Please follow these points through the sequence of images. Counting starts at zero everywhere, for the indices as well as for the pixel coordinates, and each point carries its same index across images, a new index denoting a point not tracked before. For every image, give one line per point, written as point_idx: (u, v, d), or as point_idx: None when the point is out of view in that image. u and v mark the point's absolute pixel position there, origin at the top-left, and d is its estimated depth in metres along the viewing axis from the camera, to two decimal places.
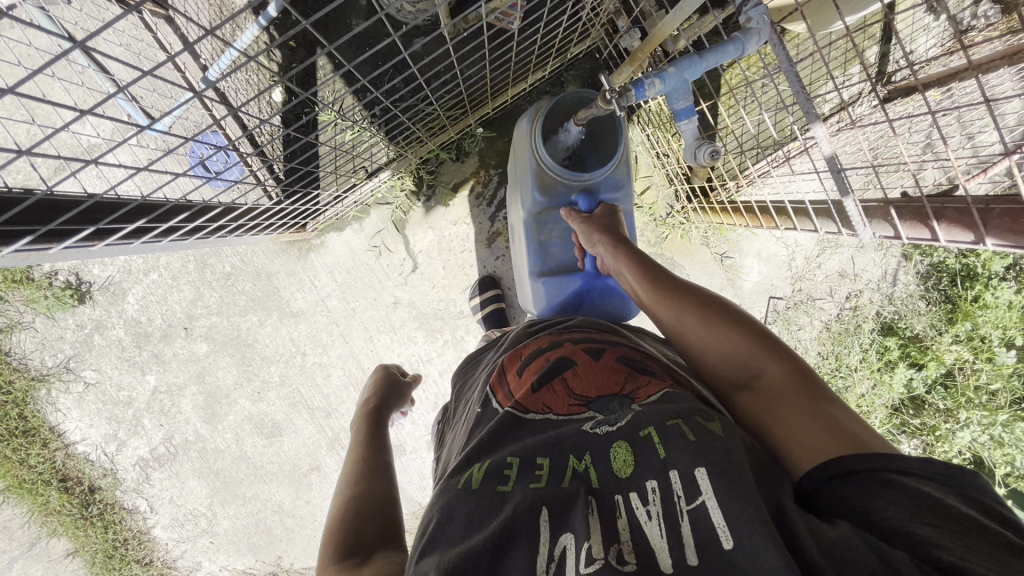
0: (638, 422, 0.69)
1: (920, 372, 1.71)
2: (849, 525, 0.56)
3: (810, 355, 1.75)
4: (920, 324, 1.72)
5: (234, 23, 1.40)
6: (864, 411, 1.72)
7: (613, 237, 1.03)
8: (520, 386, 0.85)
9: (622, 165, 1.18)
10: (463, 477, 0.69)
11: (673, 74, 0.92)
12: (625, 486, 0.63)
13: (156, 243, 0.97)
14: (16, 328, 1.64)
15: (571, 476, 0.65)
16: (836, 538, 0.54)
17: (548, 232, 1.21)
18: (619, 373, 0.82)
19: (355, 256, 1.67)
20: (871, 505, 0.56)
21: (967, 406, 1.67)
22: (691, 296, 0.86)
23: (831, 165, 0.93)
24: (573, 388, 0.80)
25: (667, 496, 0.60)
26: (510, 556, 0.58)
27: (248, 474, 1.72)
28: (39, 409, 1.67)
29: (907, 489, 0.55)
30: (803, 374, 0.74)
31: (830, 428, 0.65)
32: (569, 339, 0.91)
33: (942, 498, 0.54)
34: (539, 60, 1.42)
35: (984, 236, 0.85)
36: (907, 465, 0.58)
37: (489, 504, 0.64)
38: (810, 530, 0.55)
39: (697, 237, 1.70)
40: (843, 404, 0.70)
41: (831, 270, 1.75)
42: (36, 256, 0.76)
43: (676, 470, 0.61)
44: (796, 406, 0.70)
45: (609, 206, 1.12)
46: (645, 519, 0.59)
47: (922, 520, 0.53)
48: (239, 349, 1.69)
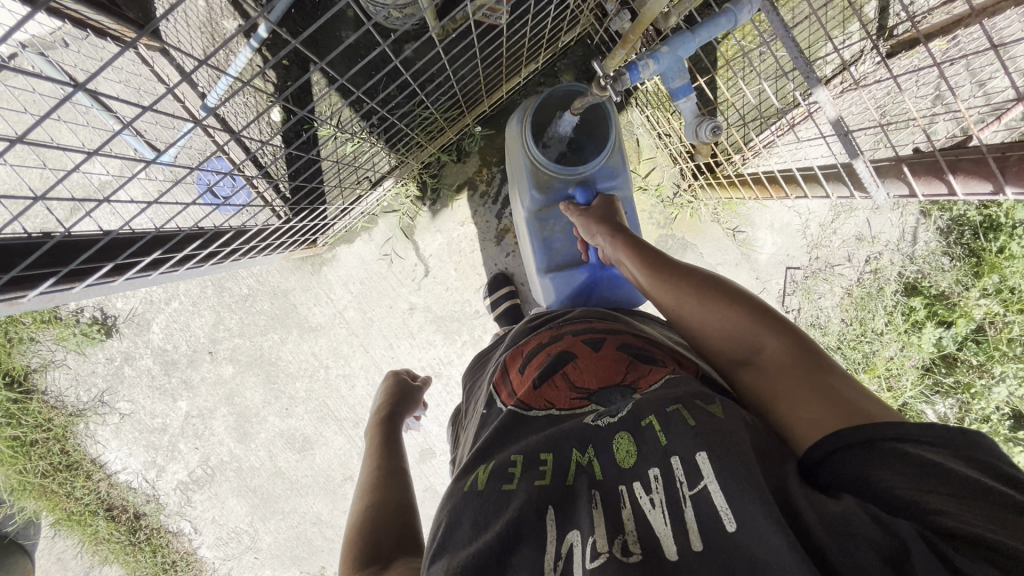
0: (640, 411, 0.69)
1: (949, 331, 1.67)
2: (854, 498, 0.55)
3: (834, 323, 1.72)
4: (946, 281, 1.68)
5: (226, 48, 1.43)
6: (895, 374, 1.69)
7: (609, 228, 1.02)
8: (522, 382, 0.85)
9: (616, 153, 1.17)
10: (470, 480, 0.70)
11: (667, 54, 0.91)
12: (628, 476, 0.64)
13: (174, 273, 0.98)
14: (50, 367, 1.70)
15: (575, 471, 0.66)
16: (839, 511, 0.53)
17: (551, 227, 1.22)
18: (621, 363, 0.82)
19: (367, 266, 1.69)
20: (873, 476, 0.55)
21: (1002, 360, 1.63)
22: (689, 275, 0.85)
23: (837, 128, 0.90)
24: (575, 381, 0.81)
25: (670, 482, 0.60)
26: (518, 553, 0.58)
27: (284, 489, 1.76)
28: (79, 442, 1.72)
29: (908, 455, 0.55)
30: (802, 346, 0.73)
31: (832, 400, 0.65)
32: (569, 332, 0.92)
33: (946, 464, 0.53)
34: (530, 53, 1.42)
35: (1003, 185, 0.82)
36: (910, 432, 0.57)
37: (494, 503, 0.64)
38: (812, 505, 0.55)
39: (707, 214, 1.69)
40: (845, 373, 0.69)
41: (847, 234, 1.72)
42: (61, 295, 0.77)
43: (677, 455, 0.62)
44: (798, 379, 0.69)
45: (606, 194, 1.11)
46: (649, 508, 0.60)
47: (926, 488, 0.52)
48: (264, 368, 1.72)
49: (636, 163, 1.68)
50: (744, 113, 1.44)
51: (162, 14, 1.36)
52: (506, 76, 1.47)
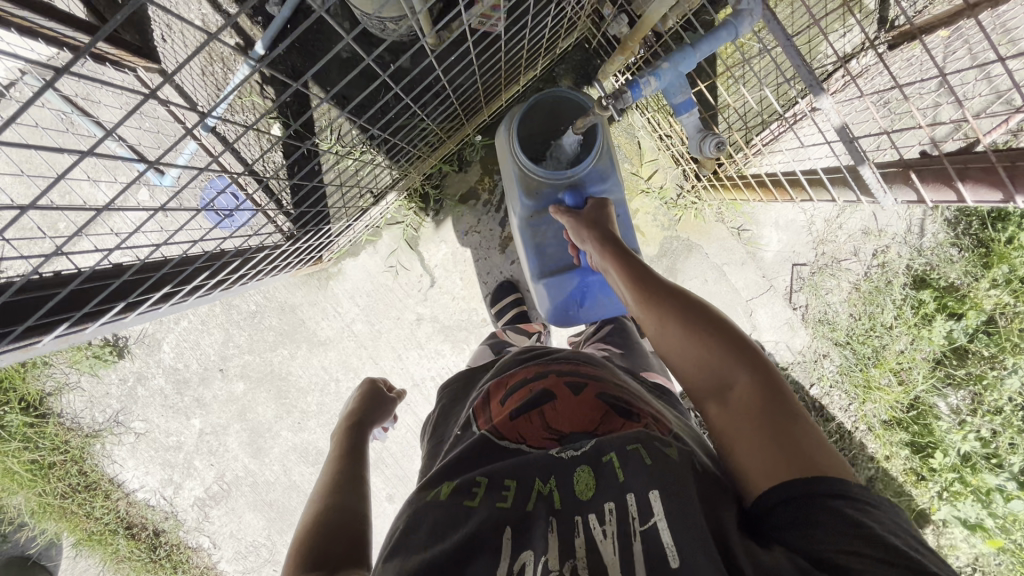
0: (603, 446, 0.71)
1: (959, 323, 1.66)
2: (784, 550, 0.57)
3: (842, 318, 1.71)
4: (955, 272, 1.68)
5: (223, 65, 1.41)
6: (906, 367, 1.68)
7: (600, 237, 1.01)
8: (501, 412, 0.84)
9: (605, 157, 1.17)
10: (434, 490, 0.72)
11: (668, 69, 0.91)
12: (585, 508, 0.65)
13: (183, 302, 0.99)
14: (64, 390, 1.72)
15: (536, 498, 0.68)
16: (770, 561, 0.56)
17: (543, 233, 1.21)
18: (597, 413, 0.80)
19: (373, 278, 1.70)
20: (805, 532, 0.57)
21: (1014, 351, 1.62)
22: (674, 302, 0.82)
23: (842, 135, 0.90)
24: (550, 422, 0.80)
25: (623, 517, 0.62)
26: (475, 565, 0.62)
27: (300, 502, 1.77)
28: (96, 463, 1.74)
29: (843, 515, 0.57)
30: (775, 393, 0.70)
31: (792, 447, 0.64)
32: (555, 370, 0.90)
33: (878, 529, 0.55)
34: (528, 60, 1.42)
35: (1013, 193, 0.81)
36: (850, 492, 0.58)
37: (453, 515, 0.67)
38: (748, 552, 0.57)
39: (711, 214, 1.68)
40: (811, 422, 0.68)
41: (854, 228, 1.71)
42: (75, 336, 0.78)
43: (632, 492, 0.64)
44: (763, 422, 0.67)
45: (598, 200, 1.11)
46: (600, 538, 0.61)
47: (854, 549, 0.54)
48: (274, 383, 1.73)
49: (638, 166, 1.67)
50: (746, 116, 1.44)
51: (159, 35, 1.37)
52: (504, 83, 1.45)
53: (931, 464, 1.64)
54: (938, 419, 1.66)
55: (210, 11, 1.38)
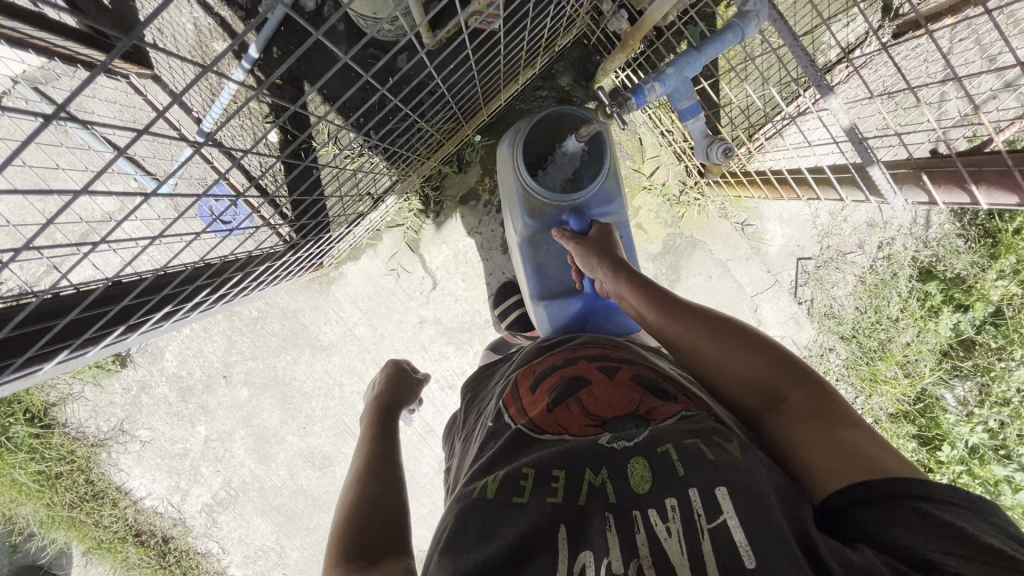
0: (657, 439, 0.69)
1: (967, 314, 1.65)
2: (872, 550, 0.56)
3: (848, 312, 1.70)
4: (961, 263, 1.66)
5: (218, 70, 1.40)
6: (912, 360, 1.67)
7: (612, 264, 1.01)
8: (533, 403, 0.84)
9: (612, 178, 1.17)
10: (478, 485, 0.70)
11: (673, 74, 0.89)
12: (644, 502, 0.63)
13: (186, 317, 0.98)
14: (68, 401, 1.71)
15: (588, 492, 0.66)
16: (860, 563, 0.54)
17: (544, 253, 1.21)
18: (634, 392, 0.81)
19: (375, 282, 1.68)
20: (891, 532, 0.56)
21: (1021, 342, 1.62)
22: (705, 320, 0.85)
23: (851, 135, 0.88)
24: (589, 408, 0.80)
25: (687, 513, 0.60)
26: (532, 562, 0.59)
27: (307, 506, 1.77)
28: (103, 472, 1.74)
29: (929, 516, 0.56)
30: (824, 395, 0.73)
31: (852, 453, 0.65)
32: (583, 357, 0.91)
33: (970, 529, 0.54)
34: (528, 58, 1.40)
35: None
36: (933, 492, 0.57)
37: (502, 513, 0.65)
38: (833, 551, 0.55)
39: (714, 211, 1.66)
40: (868, 426, 0.69)
41: (858, 222, 1.69)
42: (76, 359, 0.77)
43: (694, 487, 0.62)
44: (821, 431, 0.69)
45: (602, 224, 1.11)
46: (665, 536, 0.59)
47: (946, 549, 0.53)
48: (278, 389, 1.73)
49: (640, 163, 1.65)
50: (749, 113, 1.41)
51: (151, 38, 1.36)
52: (505, 82, 1.43)
53: (939, 457, 1.63)
54: (945, 412, 1.66)
55: (201, 15, 1.35)
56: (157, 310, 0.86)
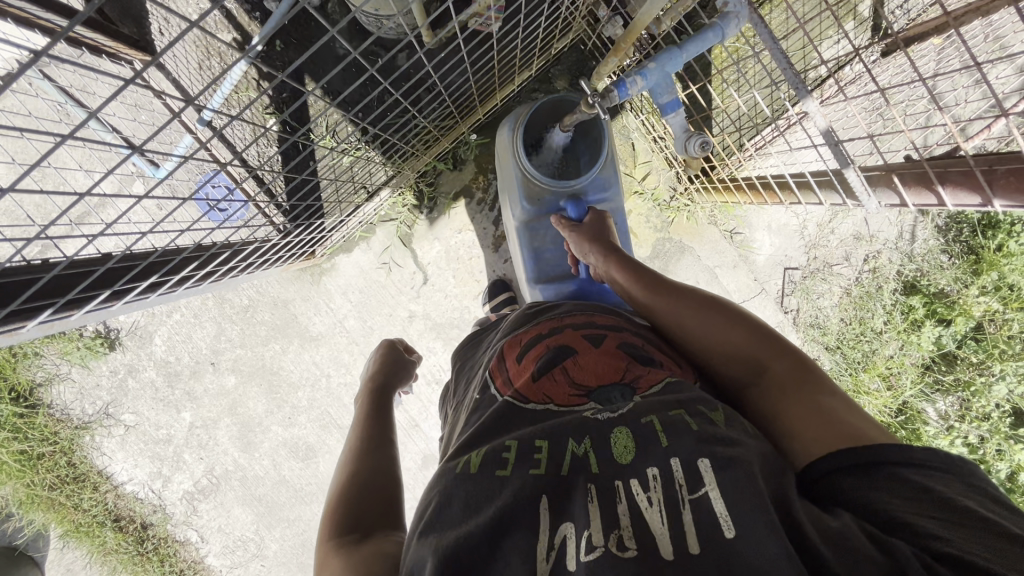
0: (641, 411, 0.71)
1: (949, 329, 1.67)
2: (852, 515, 0.58)
3: (833, 322, 1.72)
4: (945, 279, 1.69)
5: (220, 59, 1.43)
6: (895, 373, 1.69)
7: (604, 247, 1.05)
8: (519, 373, 0.87)
9: (609, 166, 1.21)
10: (462, 460, 0.71)
11: (654, 69, 0.92)
12: (626, 472, 0.64)
13: (172, 293, 1.00)
14: (55, 381, 1.72)
15: (571, 462, 0.67)
16: (838, 529, 0.56)
17: (542, 237, 1.24)
18: (620, 360, 0.84)
19: (366, 274, 1.70)
20: (869, 497, 0.59)
21: (1002, 358, 1.64)
22: (690, 298, 0.89)
23: (828, 138, 0.90)
24: (574, 378, 0.83)
25: (670, 484, 0.61)
26: (513, 534, 0.60)
27: (289, 497, 1.77)
28: (86, 455, 1.74)
29: (907, 481, 0.59)
30: (804, 367, 0.77)
31: (832, 421, 0.68)
32: (569, 326, 0.94)
33: (945, 492, 0.57)
34: (522, 59, 1.42)
35: (991, 198, 0.82)
36: (912, 457, 0.61)
37: (485, 486, 0.65)
38: (812, 518, 0.57)
39: (703, 217, 1.69)
40: (844, 394, 0.74)
41: (845, 234, 1.72)
42: (60, 322, 0.78)
43: (677, 457, 0.63)
44: (800, 400, 0.73)
45: (597, 211, 1.14)
46: (646, 506, 0.60)
47: (924, 514, 0.56)
48: (265, 378, 1.73)
49: (631, 167, 1.68)
50: (737, 121, 1.45)
51: (156, 29, 1.37)
52: (499, 83, 1.46)
53: None
54: (926, 425, 1.67)
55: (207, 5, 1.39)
56: (143, 280, 0.88)
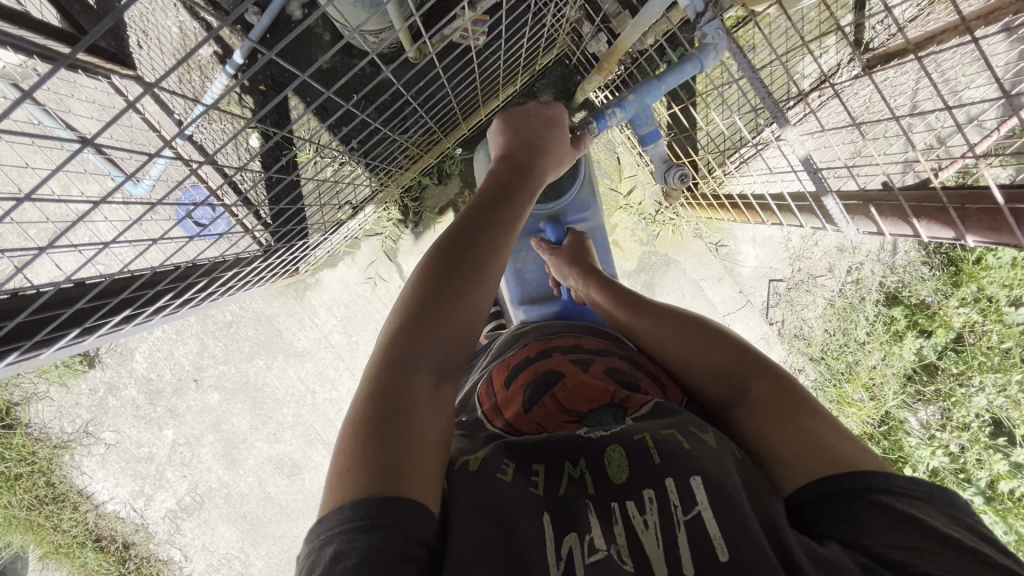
0: (633, 429, 0.71)
1: (929, 340, 1.70)
2: (841, 545, 0.59)
3: (817, 334, 1.73)
4: (926, 290, 1.71)
5: (201, 73, 1.40)
6: (877, 384, 1.70)
7: (583, 270, 1.07)
8: (508, 402, 0.85)
9: (586, 188, 1.24)
10: (459, 463, 0.68)
11: (634, 101, 0.97)
12: (622, 494, 0.64)
13: (149, 322, 0.98)
14: (32, 400, 1.68)
15: (568, 482, 0.66)
16: (829, 559, 0.57)
17: (523, 259, 1.25)
18: (608, 383, 0.85)
19: (351, 289, 1.69)
20: (856, 526, 0.59)
21: (980, 369, 1.67)
22: (671, 318, 0.90)
23: (806, 165, 0.91)
24: (565, 403, 0.83)
25: (664, 505, 0.62)
26: (524, 540, 0.59)
27: (274, 514, 1.74)
28: (65, 474, 1.71)
29: (890, 509, 0.59)
30: (785, 386, 0.76)
31: (813, 443, 0.68)
32: (556, 349, 0.94)
33: (927, 519, 0.57)
34: (506, 75, 1.41)
35: (963, 233, 0.81)
36: (893, 485, 0.61)
37: (488, 488, 0.63)
38: (802, 545, 0.58)
39: (689, 231, 1.69)
40: (829, 418, 0.72)
41: (829, 246, 1.73)
42: (27, 362, 0.76)
43: (671, 477, 0.64)
44: (781, 421, 0.72)
45: (575, 232, 1.15)
46: (642, 529, 0.61)
47: (909, 544, 0.56)
48: (249, 394, 1.71)
49: (617, 182, 1.68)
50: (716, 142, 1.48)
51: (134, 41, 1.35)
52: (482, 100, 1.45)
53: None
54: (907, 435, 1.69)
55: (187, 19, 1.37)
56: (116, 314, 0.86)
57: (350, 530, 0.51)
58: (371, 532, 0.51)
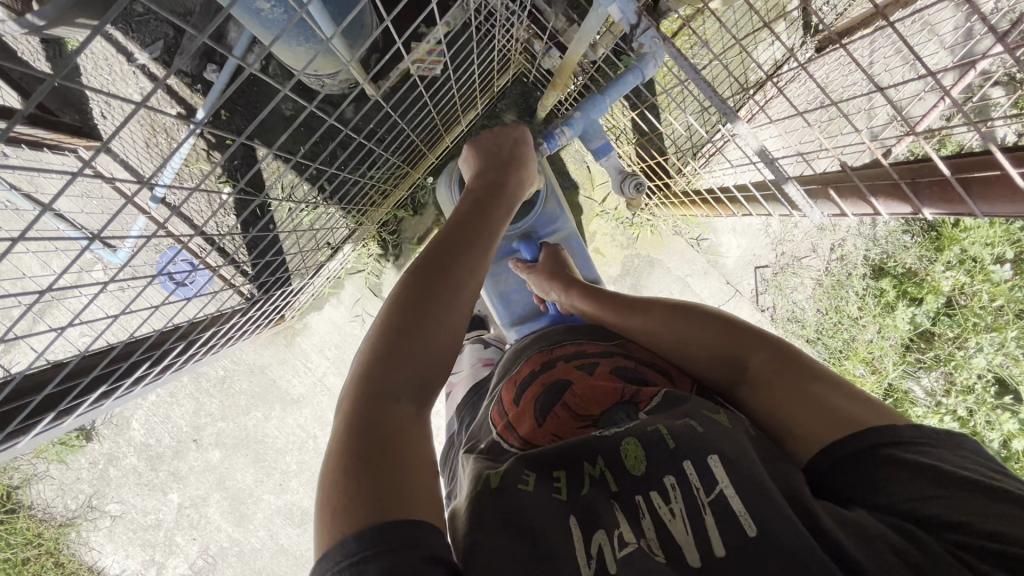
0: (646, 422, 0.70)
1: (921, 307, 1.70)
2: (868, 510, 0.57)
3: (810, 314, 1.73)
4: (910, 258, 1.71)
5: (167, 135, 1.42)
6: (877, 356, 1.70)
7: (564, 281, 1.07)
8: (521, 417, 0.84)
9: (551, 201, 1.27)
10: (481, 482, 0.67)
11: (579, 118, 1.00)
12: (644, 486, 0.64)
13: (130, 393, 0.99)
14: (32, 481, 1.66)
15: (589, 482, 0.66)
16: (856, 523, 0.55)
17: (505, 281, 1.25)
18: (617, 383, 0.84)
19: (340, 330, 1.69)
20: (880, 487, 0.58)
21: (975, 330, 1.67)
22: (658, 307, 0.90)
23: (763, 157, 0.92)
24: (578, 410, 0.82)
25: (687, 490, 0.61)
26: (556, 547, 0.58)
27: (290, 565, 1.72)
28: (73, 553, 1.68)
29: (906, 461, 0.57)
30: (784, 353, 0.75)
31: (821, 409, 0.67)
32: (562, 357, 0.93)
33: (946, 466, 0.56)
34: (465, 103, 1.44)
35: (920, 206, 0.82)
36: (903, 437, 0.60)
37: (512, 497, 0.63)
38: (829, 513, 0.57)
39: (667, 229, 1.70)
40: (833, 378, 0.71)
41: (808, 226, 1.74)
42: (5, 452, 0.76)
43: (689, 461, 0.63)
44: (786, 391, 0.71)
45: (549, 247, 1.17)
46: (668, 518, 0.60)
47: (935, 495, 0.54)
48: (251, 447, 1.70)
49: (590, 190, 1.69)
50: (677, 142, 1.51)
51: (98, 113, 1.38)
52: (444, 130, 1.48)
53: None
54: (914, 405, 1.68)
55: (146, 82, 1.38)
56: (93, 392, 0.86)
57: (361, 560, 0.47)
58: (380, 560, 0.47)
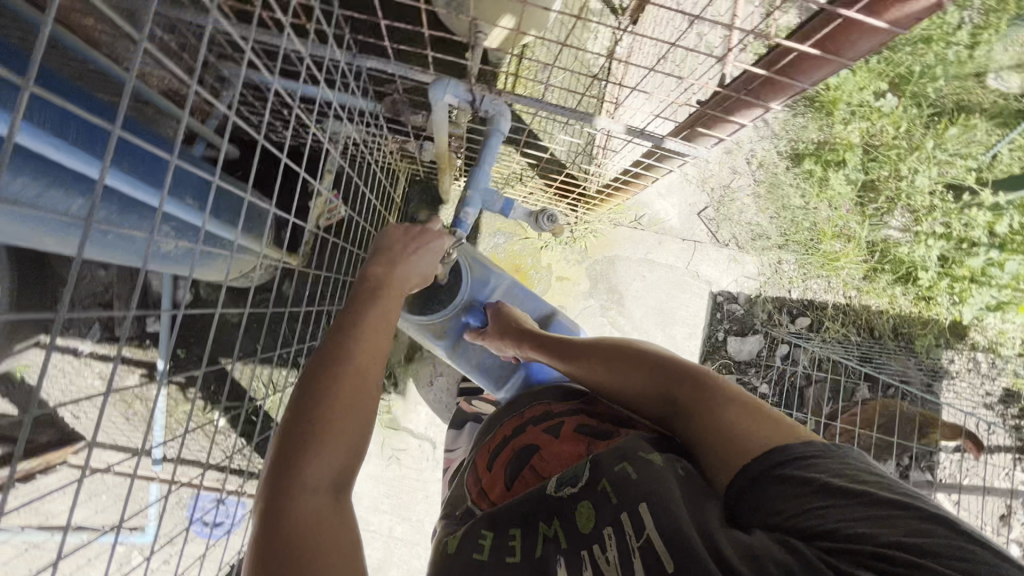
0: (597, 476, 0.74)
1: (849, 166, 1.80)
2: (764, 530, 0.60)
3: (766, 225, 1.81)
4: (815, 130, 1.82)
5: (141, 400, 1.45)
6: (843, 226, 1.80)
7: (513, 338, 1.16)
8: (493, 484, 0.92)
9: (475, 265, 1.30)
10: (442, 549, 0.75)
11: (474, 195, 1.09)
12: (589, 540, 0.68)
13: None
14: None
15: (543, 541, 0.71)
16: (752, 542, 0.58)
17: (472, 352, 1.33)
18: (579, 444, 0.89)
19: (383, 478, 1.70)
20: (778, 504, 0.61)
21: (902, 158, 1.79)
22: (600, 349, 0.96)
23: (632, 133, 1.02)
24: (542, 471, 0.88)
25: (621, 536, 0.65)
26: None
27: None
28: None
29: (802, 478, 0.62)
30: (704, 378, 0.80)
31: (728, 431, 0.71)
32: (529, 424, 1.01)
33: (839, 481, 0.60)
34: (378, 224, 1.54)
35: None
36: (800, 456, 0.64)
37: (466, 564, 0.69)
38: (728, 535, 0.60)
39: (606, 226, 1.78)
40: (744, 398, 0.76)
41: (717, 154, 1.83)
42: None
43: (628, 509, 0.67)
44: (702, 416, 0.75)
45: (493, 308, 1.22)
46: (606, 565, 0.64)
47: (827, 509, 0.58)
48: None
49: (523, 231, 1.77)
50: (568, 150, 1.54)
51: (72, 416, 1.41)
52: None
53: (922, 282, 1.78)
54: (898, 246, 1.80)
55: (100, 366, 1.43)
56: None
57: None
58: None
